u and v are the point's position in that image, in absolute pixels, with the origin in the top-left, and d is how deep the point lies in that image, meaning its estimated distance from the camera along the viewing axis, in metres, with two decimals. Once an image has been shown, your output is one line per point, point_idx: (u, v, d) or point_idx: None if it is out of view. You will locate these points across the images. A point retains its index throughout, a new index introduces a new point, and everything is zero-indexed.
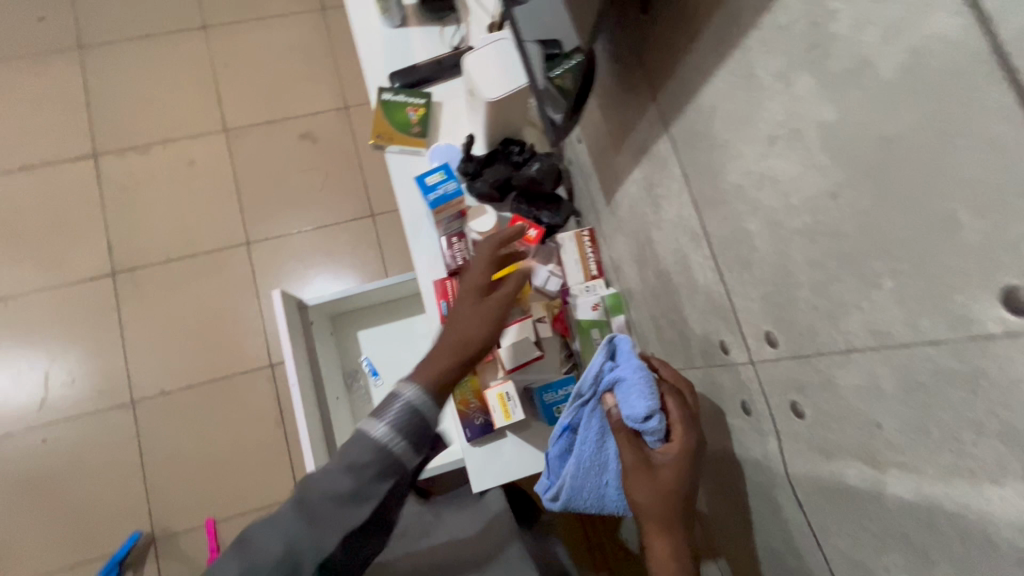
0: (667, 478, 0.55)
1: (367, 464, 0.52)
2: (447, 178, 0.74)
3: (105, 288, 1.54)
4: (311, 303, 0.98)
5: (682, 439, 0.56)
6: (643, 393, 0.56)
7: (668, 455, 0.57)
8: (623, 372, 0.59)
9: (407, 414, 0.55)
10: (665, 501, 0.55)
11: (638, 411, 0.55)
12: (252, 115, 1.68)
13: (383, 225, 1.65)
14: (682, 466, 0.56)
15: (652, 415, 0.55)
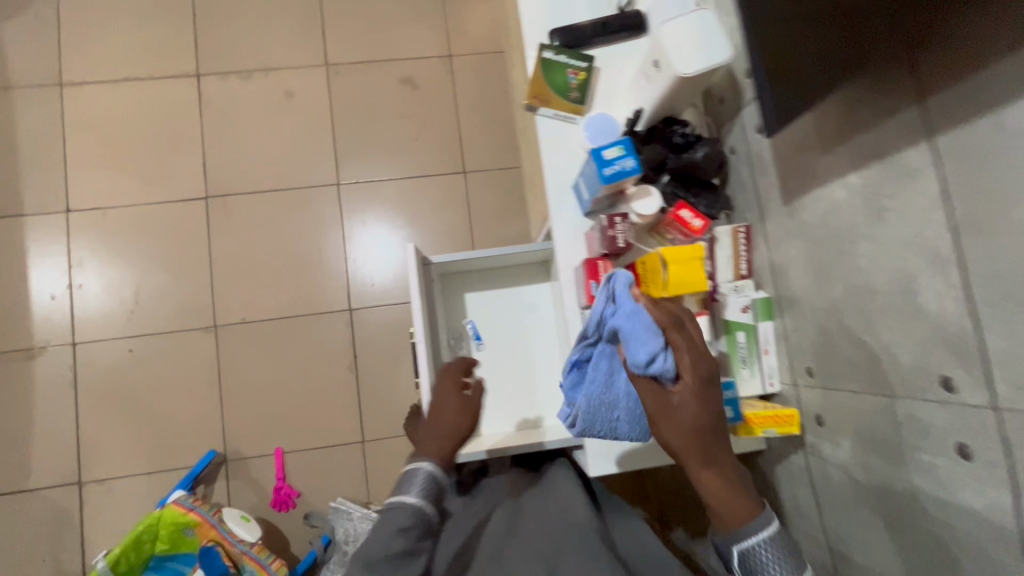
0: (685, 417, 0.56)
1: (405, 532, 0.64)
2: (625, 154, 0.69)
3: (198, 211, 1.55)
4: (433, 261, 0.96)
5: (692, 374, 0.55)
6: (644, 334, 0.55)
7: (684, 392, 0.56)
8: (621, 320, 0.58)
9: (433, 482, 0.68)
10: (694, 437, 0.56)
11: (639, 357, 0.55)
12: (355, 52, 1.63)
13: (474, 183, 1.61)
14: (698, 401, 0.56)
15: (655, 357, 0.55)
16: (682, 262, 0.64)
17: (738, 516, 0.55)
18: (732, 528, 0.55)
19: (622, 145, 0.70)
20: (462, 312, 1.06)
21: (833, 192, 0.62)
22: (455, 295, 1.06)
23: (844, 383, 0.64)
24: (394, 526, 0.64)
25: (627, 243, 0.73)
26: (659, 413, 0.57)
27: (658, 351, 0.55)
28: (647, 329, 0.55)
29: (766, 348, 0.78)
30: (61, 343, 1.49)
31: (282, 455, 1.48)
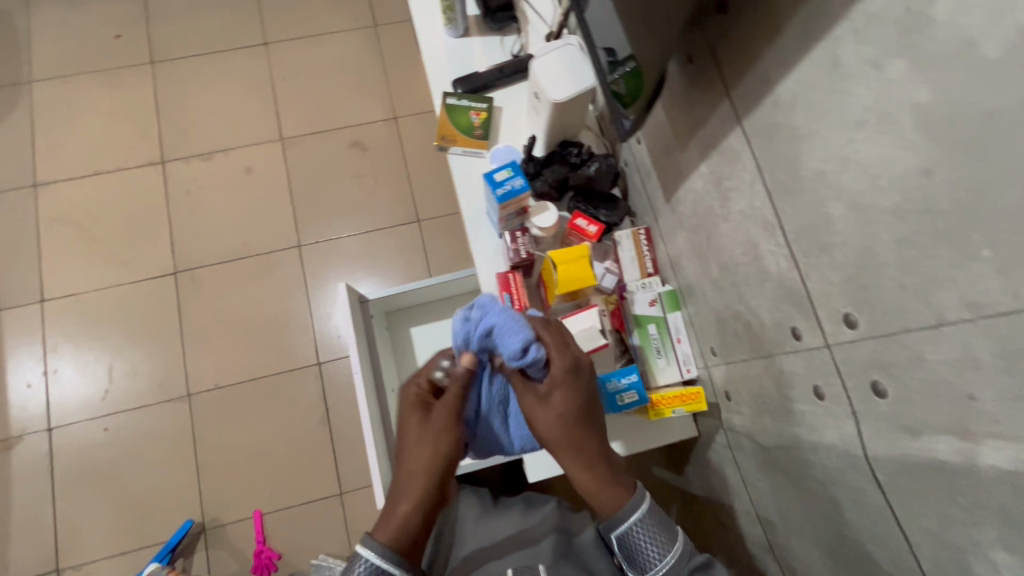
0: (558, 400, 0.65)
1: None
2: (515, 174, 0.78)
3: (168, 287, 1.63)
4: (371, 297, 1.02)
5: (559, 364, 0.66)
6: (514, 328, 0.63)
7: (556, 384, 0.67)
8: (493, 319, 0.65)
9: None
10: (563, 429, 0.65)
11: (514, 348, 0.63)
12: (308, 125, 1.77)
13: (428, 230, 1.70)
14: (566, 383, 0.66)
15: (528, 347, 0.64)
16: (570, 262, 0.71)
17: (607, 500, 0.63)
18: (608, 511, 0.63)
19: (510, 167, 0.79)
20: (411, 347, 1.11)
21: (694, 183, 0.69)
22: (402, 331, 1.12)
23: (736, 355, 0.69)
24: None
25: (529, 254, 0.81)
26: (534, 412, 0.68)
27: (528, 342, 0.63)
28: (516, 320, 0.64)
29: (679, 337, 0.82)
30: (37, 430, 1.51)
31: (260, 517, 1.47)
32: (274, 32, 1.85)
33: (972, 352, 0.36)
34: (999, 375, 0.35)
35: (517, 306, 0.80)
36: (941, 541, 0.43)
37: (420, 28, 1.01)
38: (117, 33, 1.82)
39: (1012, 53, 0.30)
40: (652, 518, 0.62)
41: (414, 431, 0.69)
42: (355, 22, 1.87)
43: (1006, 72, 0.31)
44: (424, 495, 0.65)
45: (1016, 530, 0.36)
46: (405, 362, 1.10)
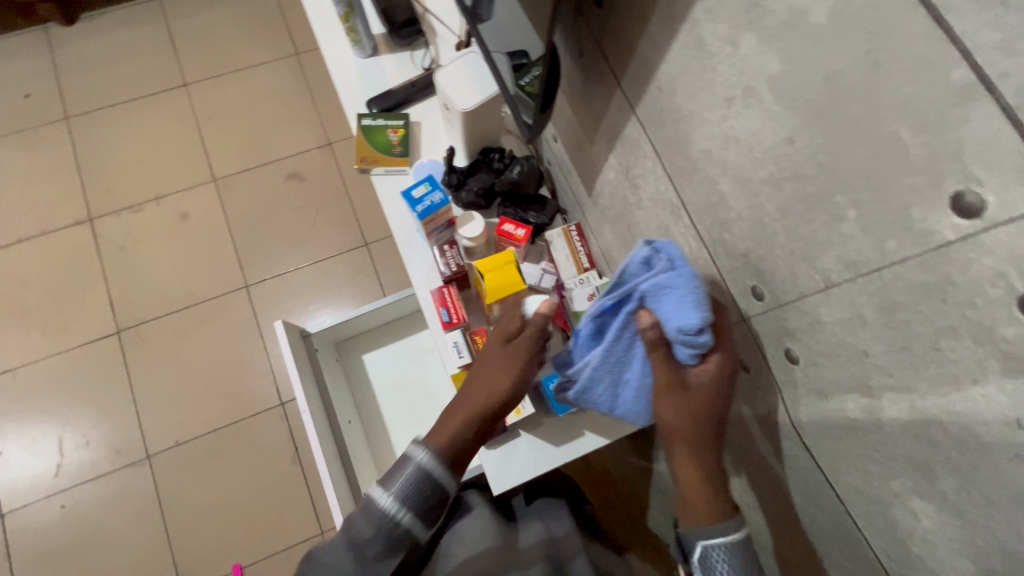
0: (702, 401, 0.50)
1: (368, 542, 0.54)
2: (432, 188, 0.77)
3: (112, 348, 1.56)
4: (313, 331, 0.99)
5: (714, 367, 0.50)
6: (696, 303, 0.47)
7: (704, 375, 0.50)
8: (663, 281, 0.49)
9: (414, 481, 0.57)
10: (690, 432, 0.51)
11: (689, 323, 0.47)
12: (240, 162, 1.73)
13: (377, 252, 1.67)
14: (717, 387, 0.51)
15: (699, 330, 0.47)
16: (496, 269, 0.70)
17: (701, 511, 0.51)
18: (689, 521, 0.52)
19: (427, 182, 0.77)
20: (365, 374, 1.09)
21: (607, 174, 0.70)
22: (354, 359, 1.10)
23: None
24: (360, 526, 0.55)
25: (459, 265, 0.80)
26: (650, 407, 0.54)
27: (699, 326, 0.47)
28: (699, 296, 0.47)
29: None
30: None
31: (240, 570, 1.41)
32: (193, 72, 1.80)
33: (859, 310, 0.37)
34: (884, 329, 0.36)
35: (455, 319, 0.79)
36: (867, 496, 0.43)
37: (326, 52, 1.00)
38: (25, 92, 1.74)
39: (836, 18, 0.31)
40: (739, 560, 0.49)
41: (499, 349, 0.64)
42: (275, 52, 1.83)
43: (835, 36, 0.31)
44: (479, 412, 0.62)
45: (924, 476, 0.37)
46: (361, 391, 1.08)
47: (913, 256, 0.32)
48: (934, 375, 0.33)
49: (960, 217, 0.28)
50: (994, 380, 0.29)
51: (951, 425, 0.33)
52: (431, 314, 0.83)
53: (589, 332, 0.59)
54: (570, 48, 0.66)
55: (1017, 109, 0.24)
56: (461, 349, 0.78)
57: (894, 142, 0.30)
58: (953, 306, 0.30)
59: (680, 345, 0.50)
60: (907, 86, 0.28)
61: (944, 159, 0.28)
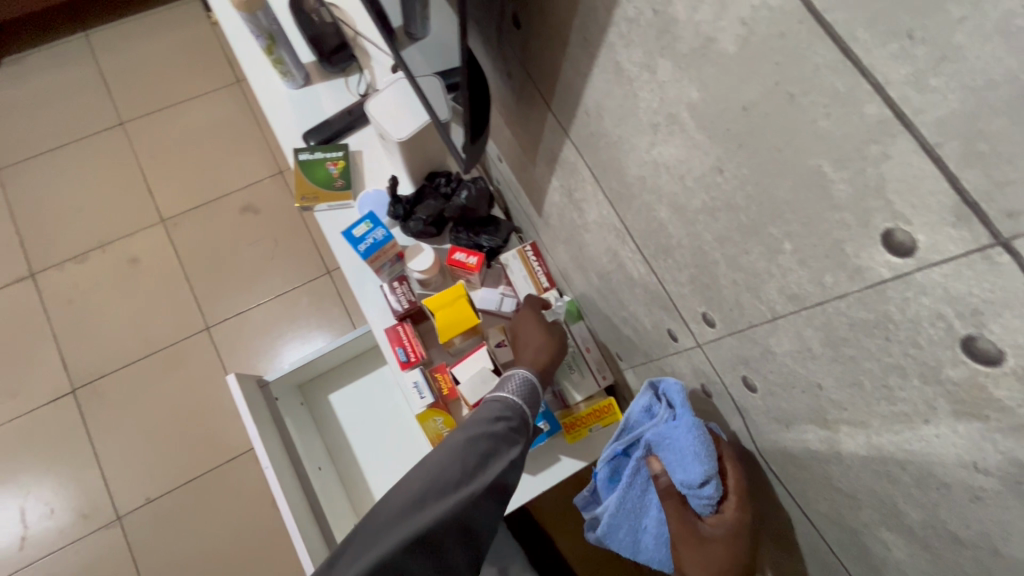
0: (718, 553, 0.50)
1: (506, 417, 0.63)
2: (374, 226, 0.72)
3: (69, 407, 1.48)
4: (271, 378, 0.95)
5: (729, 520, 0.50)
6: (697, 458, 0.48)
7: (719, 526, 0.50)
8: (674, 433, 0.51)
9: (527, 385, 0.67)
10: None
11: (694, 476, 0.49)
12: (189, 199, 1.66)
13: (342, 278, 1.63)
14: (734, 540, 0.50)
15: (706, 483, 0.48)
16: (447, 306, 0.67)
17: None
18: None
19: (368, 219, 0.73)
20: (334, 414, 1.05)
21: (553, 196, 0.67)
22: (321, 400, 1.06)
23: (636, 358, 0.67)
24: (486, 411, 0.63)
25: (412, 301, 0.77)
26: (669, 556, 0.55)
27: (707, 479, 0.48)
28: (705, 449, 0.48)
29: (587, 346, 0.82)
30: None
31: None
32: (130, 110, 1.73)
33: (806, 342, 0.35)
34: (832, 362, 0.34)
35: (413, 358, 0.75)
36: (839, 523, 0.41)
37: (255, 85, 0.95)
38: None
39: (744, 46, 0.29)
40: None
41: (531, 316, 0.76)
42: (215, 82, 1.77)
43: (747, 65, 0.29)
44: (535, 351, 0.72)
45: (891, 510, 0.35)
46: (331, 432, 1.04)
47: (851, 292, 0.30)
48: (887, 412, 0.31)
49: (893, 254, 0.26)
50: (945, 420, 0.28)
51: (908, 461, 0.31)
52: (387, 353, 0.80)
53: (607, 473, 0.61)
54: (499, 71, 0.63)
55: (937, 146, 0.22)
56: (421, 389, 0.74)
57: (818, 176, 0.28)
58: (896, 344, 0.28)
59: (692, 496, 0.50)
60: (824, 119, 0.26)
61: (869, 196, 0.26)
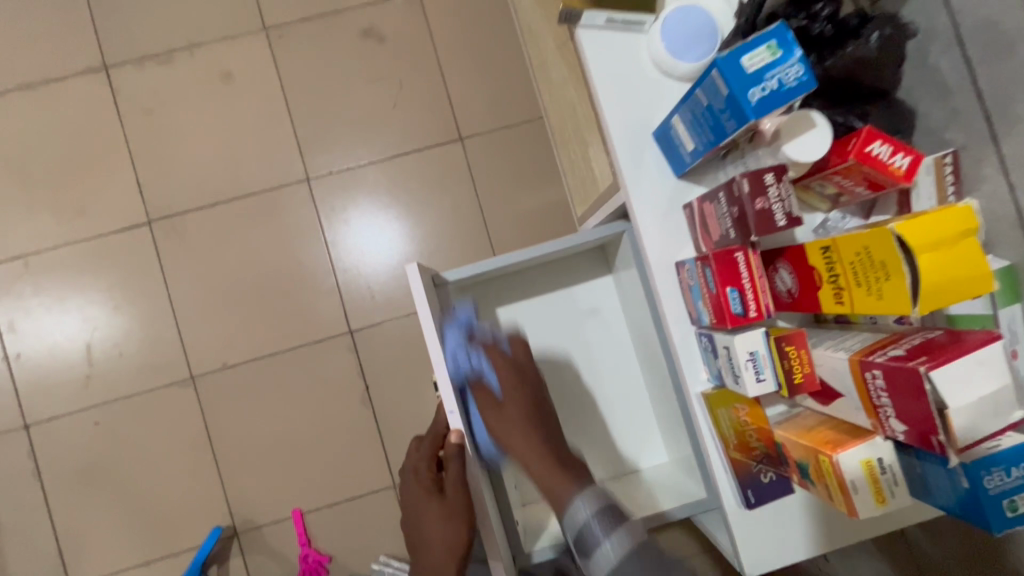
0: (512, 412, 0.59)
1: None
2: (783, 58, 0.38)
3: (142, 241, 1.25)
4: (448, 276, 0.68)
5: (505, 371, 0.61)
6: (460, 331, 0.62)
7: (509, 380, 0.60)
8: (450, 340, 0.62)
9: None
10: (529, 434, 0.58)
11: (456, 365, 0.61)
12: (298, 5, 1.28)
13: (474, 149, 1.28)
14: (518, 368, 0.62)
15: (462, 359, 0.61)
16: (938, 251, 0.34)
17: (563, 494, 0.53)
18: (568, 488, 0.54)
19: (772, 39, 0.39)
20: None
21: None
22: (486, 312, 0.78)
23: None
24: None
25: (792, 217, 0.41)
26: (493, 405, 0.60)
27: (462, 350, 0.61)
28: (466, 322, 0.63)
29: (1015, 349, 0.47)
30: (10, 430, 1.22)
31: (301, 517, 1.22)
32: None
33: None
34: None
35: (753, 313, 0.45)
36: None
37: None
38: None
39: None
40: (649, 555, 0.48)
41: (431, 509, 0.63)
42: None
43: None
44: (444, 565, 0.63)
45: None
46: None
47: None
48: None
49: None
50: None
51: None
52: (698, 294, 0.48)
53: (452, 349, 0.61)
54: None
55: None
56: (761, 366, 0.44)
57: None
58: None
59: (464, 364, 0.61)
60: None
61: None
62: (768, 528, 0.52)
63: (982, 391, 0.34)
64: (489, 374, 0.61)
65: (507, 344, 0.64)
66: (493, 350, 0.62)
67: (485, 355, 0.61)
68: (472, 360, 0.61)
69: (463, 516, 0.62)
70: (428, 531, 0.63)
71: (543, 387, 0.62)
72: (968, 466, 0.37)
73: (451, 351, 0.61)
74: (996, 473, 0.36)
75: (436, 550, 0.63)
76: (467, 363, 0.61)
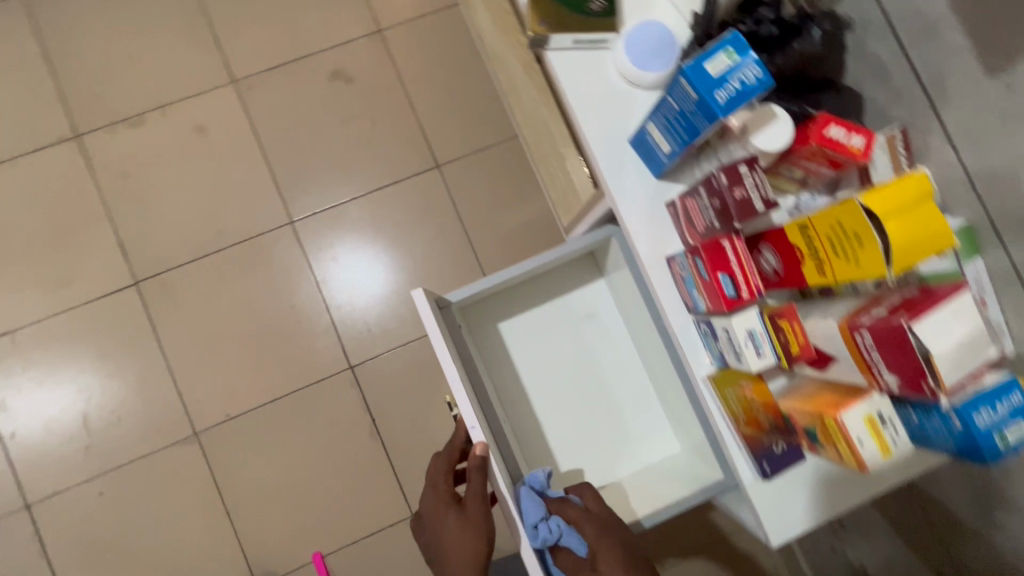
0: (607, 567, 0.57)
1: None
2: (741, 60, 0.43)
3: (131, 302, 1.24)
4: (450, 297, 0.70)
5: (591, 531, 0.60)
6: (530, 495, 0.63)
7: (592, 533, 0.60)
8: (525, 505, 0.62)
9: None
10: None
11: (533, 515, 0.61)
12: (264, 56, 1.31)
13: (452, 174, 1.31)
14: (603, 522, 0.61)
15: (542, 528, 0.60)
16: (902, 215, 0.38)
17: None
18: None
19: (728, 46, 0.43)
20: (505, 349, 0.81)
21: None
22: (488, 328, 0.80)
23: None
24: None
25: (769, 203, 0.45)
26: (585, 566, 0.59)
27: (541, 522, 0.61)
28: (535, 497, 0.63)
29: (982, 299, 0.51)
30: (12, 512, 1.18)
31: (322, 559, 1.21)
32: None
33: None
34: None
35: (745, 295, 0.48)
36: None
37: None
38: None
39: None
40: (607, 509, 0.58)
41: (451, 519, 0.63)
42: None
43: None
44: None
45: None
46: (501, 369, 0.80)
47: None
48: None
49: None
50: None
51: None
52: (692, 284, 0.52)
53: (534, 524, 0.61)
54: None
55: None
56: (760, 342, 0.48)
57: None
58: None
59: (545, 538, 0.60)
60: None
61: None
62: (784, 497, 0.54)
63: (961, 335, 0.38)
64: (583, 543, 0.60)
65: (585, 503, 0.64)
66: (583, 523, 0.61)
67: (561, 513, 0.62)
68: (551, 518, 0.61)
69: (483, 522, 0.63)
70: (449, 544, 0.62)
71: (625, 528, 0.62)
72: (960, 409, 0.40)
73: (531, 520, 0.61)
74: (984, 411, 0.39)
75: (458, 563, 0.61)
76: (549, 538, 0.60)
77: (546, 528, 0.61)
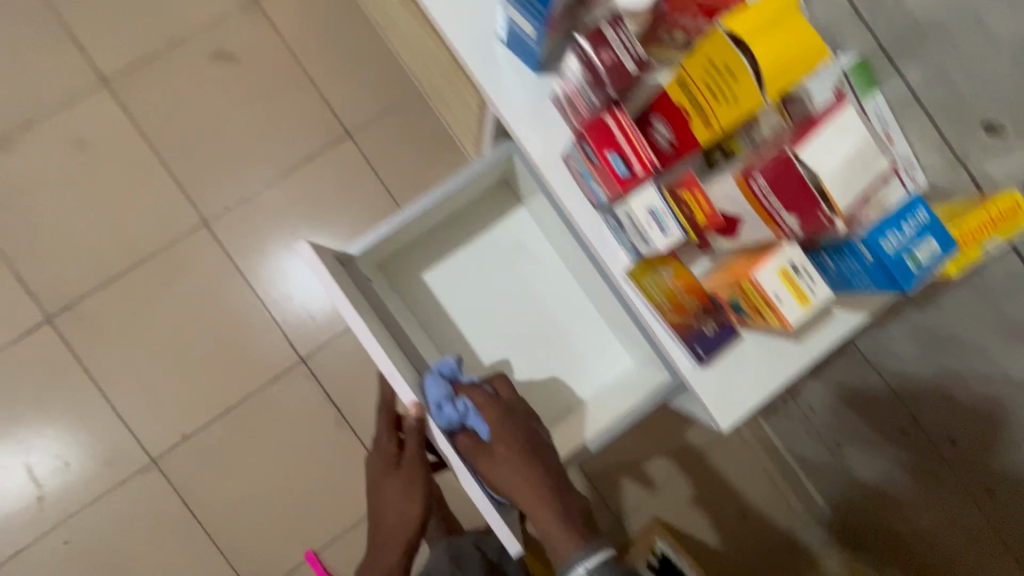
0: (504, 453, 0.57)
1: None
2: None
3: (49, 340, 1.15)
4: (355, 251, 0.65)
5: (493, 413, 0.59)
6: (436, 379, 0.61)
7: (493, 415, 0.59)
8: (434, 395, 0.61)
9: None
10: (526, 478, 0.56)
11: (438, 396, 0.60)
12: (133, 49, 1.19)
13: (366, 141, 1.23)
14: (507, 411, 0.60)
15: (445, 406, 0.60)
16: None
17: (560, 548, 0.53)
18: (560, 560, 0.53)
19: None
20: (435, 299, 0.76)
21: None
22: (414, 280, 0.76)
23: None
24: None
25: (641, 61, 0.42)
26: (484, 451, 0.59)
27: (445, 397, 0.60)
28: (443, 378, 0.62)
29: (888, 134, 0.49)
30: None
31: (315, 557, 1.18)
32: None
33: None
34: None
35: (639, 170, 0.44)
36: None
37: None
38: None
39: None
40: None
41: (392, 482, 0.63)
42: None
43: None
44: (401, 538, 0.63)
45: None
46: (436, 320, 0.76)
47: None
48: None
49: None
50: None
51: None
52: (588, 174, 0.48)
53: (437, 401, 0.60)
54: None
55: None
56: (663, 219, 0.44)
57: None
58: None
59: (448, 418, 0.60)
60: None
61: None
62: (727, 380, 0.52)
63: (846, 155, 0.37)
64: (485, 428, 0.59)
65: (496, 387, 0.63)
66: (487, 409, 0.59)
67: (469, 397, 0.60)
68: (458, 397, 0.60)
69: (424, 489, 0.62)
70: (386, 504, 0.63)
71: (532, 418, 0.61)
72: (865, 238, 0.38)
73: (436, 401, 0.60)
74: (891, 235, 0.38)
75: (393, 522, 0.63)
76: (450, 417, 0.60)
77: (448, 408, 0.60)
